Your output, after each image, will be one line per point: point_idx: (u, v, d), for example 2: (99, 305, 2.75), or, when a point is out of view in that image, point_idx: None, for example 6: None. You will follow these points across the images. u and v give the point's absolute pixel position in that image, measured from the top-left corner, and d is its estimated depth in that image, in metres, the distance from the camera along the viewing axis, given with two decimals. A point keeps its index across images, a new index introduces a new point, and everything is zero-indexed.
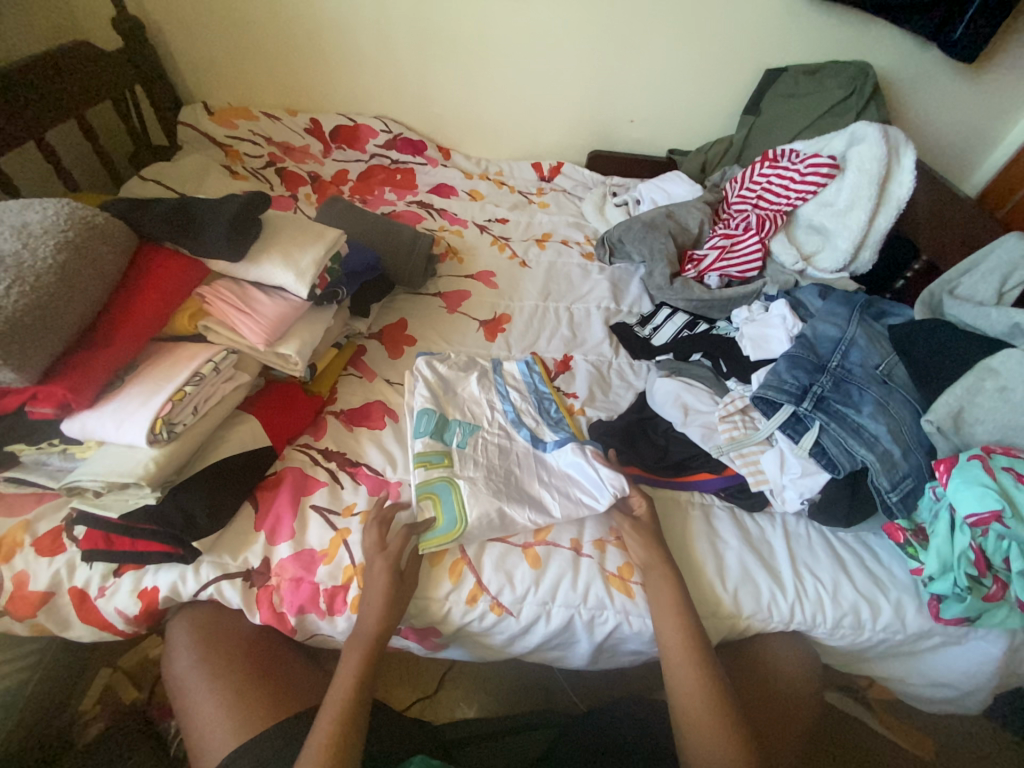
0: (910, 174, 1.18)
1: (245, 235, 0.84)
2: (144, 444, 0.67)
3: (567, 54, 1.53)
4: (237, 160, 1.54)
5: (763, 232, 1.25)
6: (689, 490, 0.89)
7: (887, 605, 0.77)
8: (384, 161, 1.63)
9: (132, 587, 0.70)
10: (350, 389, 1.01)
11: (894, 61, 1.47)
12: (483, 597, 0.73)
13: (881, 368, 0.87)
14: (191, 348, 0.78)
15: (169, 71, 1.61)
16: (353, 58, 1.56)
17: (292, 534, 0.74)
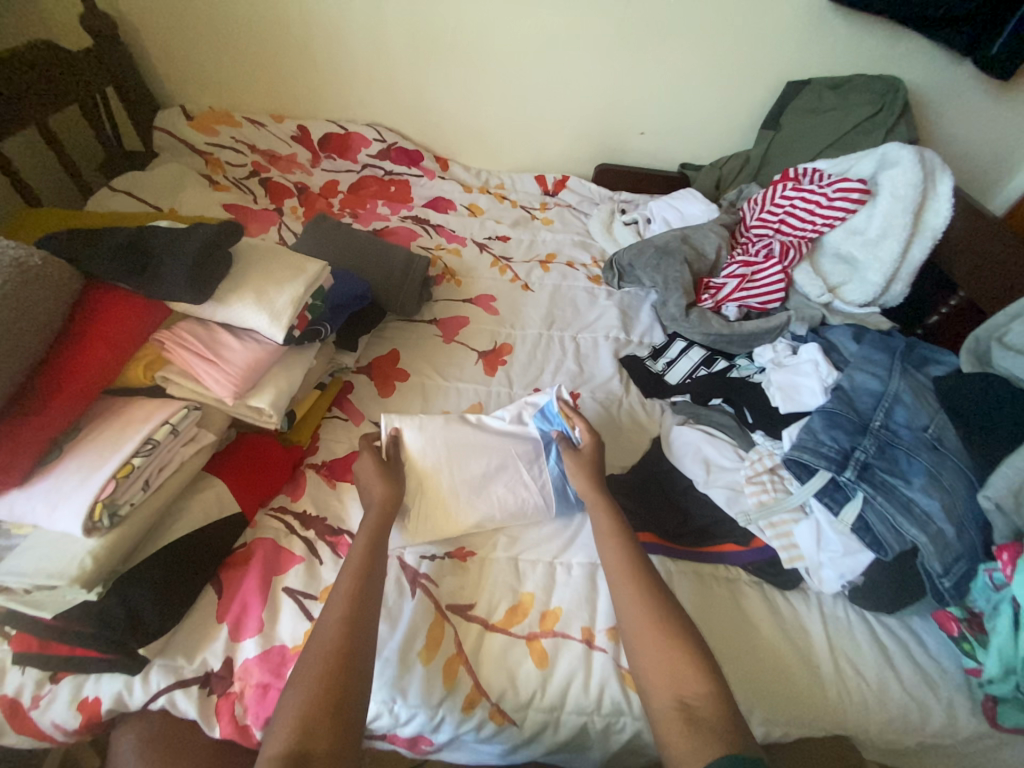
0: (947, 203, 1.08)
1: (211, 274, 0.74)
2: (80, 534, 0.57)
3: (574, 61, 1.43)
4: (218, 169, 1.43)
5: (786, 261, 1.15)
6: (713, 563, 0.79)
7: (938, 708, 0.69)
8: (377, 172, 1.52)
9: (71, 697, 0.59)
10: (334, 435, 0.90)
11: (923, 76, 1.37)
12: (481, 702, 0.64)
13: (930, 430, 0.78)
14: (145, 406, 0.67)
15: (145, 71, 1.49)
16: (344, 62, 1.45)
17: (260, 627, 0.64)
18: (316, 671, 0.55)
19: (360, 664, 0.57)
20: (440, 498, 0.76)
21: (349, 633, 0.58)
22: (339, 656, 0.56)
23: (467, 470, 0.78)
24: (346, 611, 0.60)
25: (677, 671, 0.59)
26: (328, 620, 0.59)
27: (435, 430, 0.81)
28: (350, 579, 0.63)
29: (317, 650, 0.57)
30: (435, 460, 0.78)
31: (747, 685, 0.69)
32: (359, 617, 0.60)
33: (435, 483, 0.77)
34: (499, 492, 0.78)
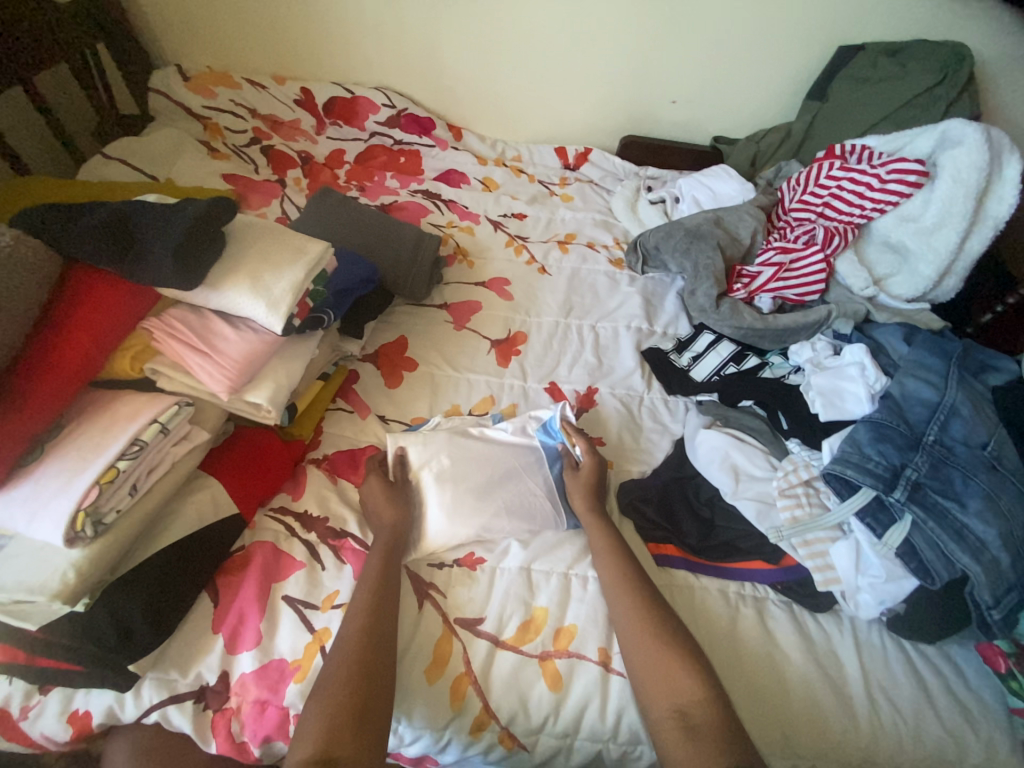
0: (1015, 188, 0.97)
1: (202, 256, 0.67)
2: (61, 544, 0.53)
3: (601, 20, 1.29)
4: (217, 135, 1.34)
5: (830, 248, 1.05)
6: (737, 580, 0.74)
7: (977, 748, 0.63)
8: (386, 141, 1.42)
9: (60, 709, 0.57)
10: (338, 429, 0.85)
11: (994, 40, 1.22)
12: (490, 726, 0.61)
13: (989, 448, 0.70)
14: (133, 401, 0.62)
15: (138, 25, 1.39)
16: (349, 17, 1.33)
17: (257, 639, 0.61)
18: (348, 657, 0.56)
19: (388, 651, 0.57)
20: (451, 507, 0.71)
21: (380, 618, 0.59)
22: (371, 639, 0.57)
23: (475, 478, 0.73)
24: (374, 596, 0.61)
25: (696, 707, 0.55)
26: (357, 606, 0.60)
27: (442, 440, 0.76)
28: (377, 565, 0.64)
29: (350, 632, 0.58)
30: (441, 472, 0.73)
31: (760, 724, 0.64)
32: (387, 603, 0.61)
33: (443, 495, 0.71)
34: (510, 502, 0.72)
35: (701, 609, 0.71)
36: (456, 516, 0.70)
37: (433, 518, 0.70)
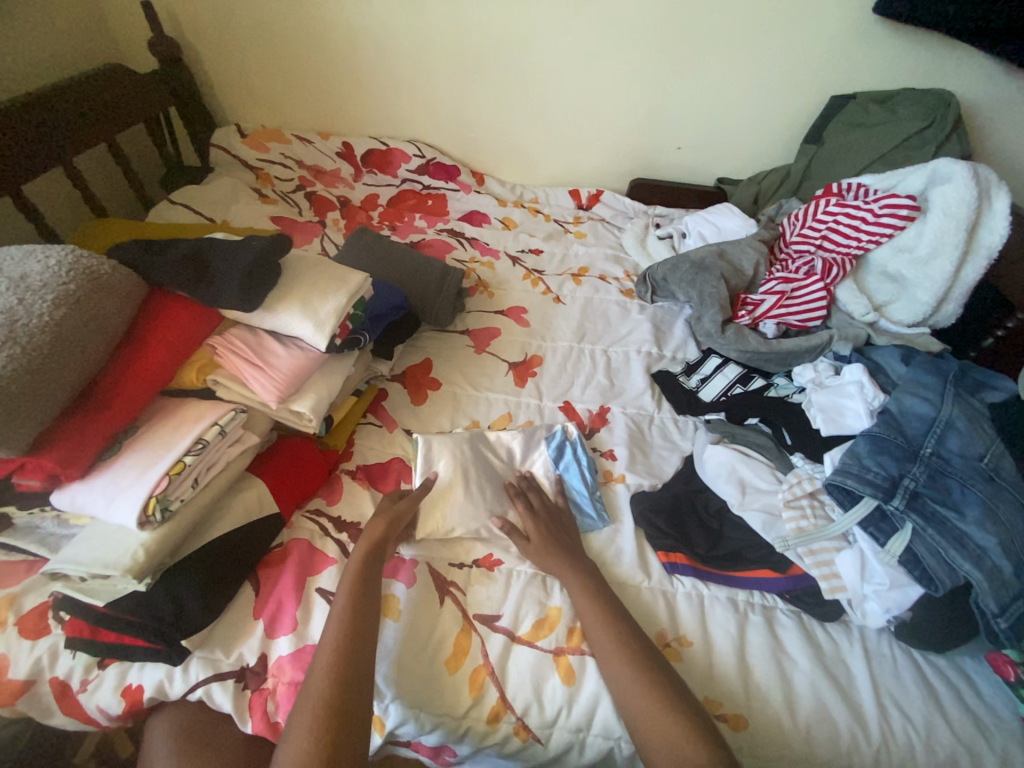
0: (1004, 220, 1.02)
1: (262, 283, 0.78)
2: (134, 527, 0.61)
3: (610, 78, 1.44)
4: (267, 184, 1.51)
5: (829, 278, 1.12)
6: (745, 588, 0.77)
7: (991, 757, 0.64)
8: (415, 187, 1.57)
9: (116, 682, 0.63)
10: (368, 441, 0.93)
11: (977, 90, 1.32)
12: (506, 717, 0.64)
13: (986, 460, 0.74)
14: (197, 406, 0.72)
15: (205, 93, 1.60)
16: (387, 82, 1.51)
17: (294, 625, 0.66)
18: (317, 702, 0.55)
19: (359, 695, 0.57)
20: (462, 499, 0.78)
21: (348, 664, 0.58)
22: (339, 687, 0.56)
23: (487, 478, 0.82)
24: (344, 639, 0.60)
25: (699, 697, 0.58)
26: (322, 651, 0.59)
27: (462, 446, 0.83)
28: (343, 607, 0.63)
29: (314, 681, 0.57)
30: (461, 472, 0.80)
31: (765, 731, 0.65)
32: (351, 648, 0.59)
33: (460, 489, 0.78)
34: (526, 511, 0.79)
35: (707, 621, 0.73)
36: (468, 508, 0.77)
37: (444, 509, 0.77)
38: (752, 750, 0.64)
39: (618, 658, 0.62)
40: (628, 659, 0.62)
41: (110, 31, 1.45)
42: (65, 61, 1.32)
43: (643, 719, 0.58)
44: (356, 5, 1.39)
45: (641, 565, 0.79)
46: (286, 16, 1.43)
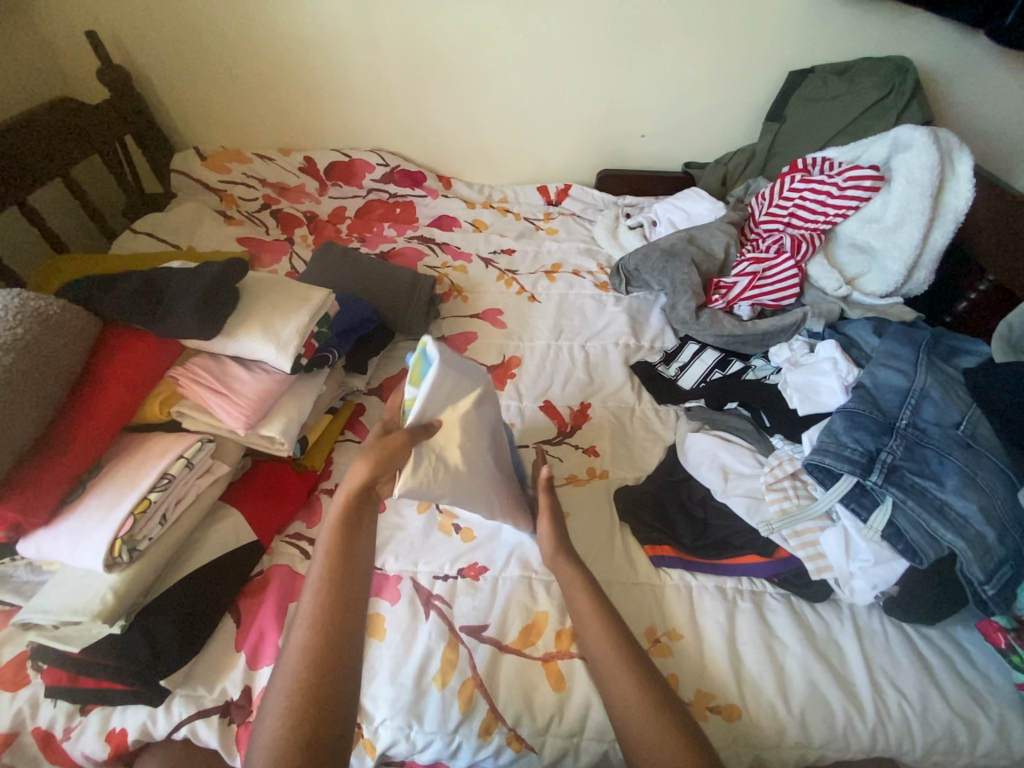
0: (969, 182, 1.01)
1: (219, 309, 0.76)
2: (101, 570, 0.60)
3: (566, 71, 1.43)
4: (232, 205, 1.49)
5: (799, 255, 1.11)
6: (734, 576, 0.76)
7: (988, 726, 0.63)
8: (382, 195, 1.55)
9: (99, 727, 0.62)
10: (347, 458, 0.91)
11: (934, 54, 1.31)
12: (498, 728, 0.63)
13: (962, 427, 0.73)
14: (162, 440, 0.70)
15: (161, 118, 1.58)
16: (344, 92, 1.50)
17: (277, 654, 0.66)
18: (283, 701, 0.50)
19: (332, 694, 0.52)
20: (445, 468, 0.68)
21: (323, 662, 0.53)
22: (310, 690, 0.51)
23: (476, 448, 0.72)
24: (320, 633, 0.55)
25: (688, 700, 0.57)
26: (292, 646, 0.54)
27: (466, 386, 0.74)
28: (317, 592, 0.57)
29: (282, 682, 0.52)
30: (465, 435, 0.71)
31: (761, 719, 0.64)
32: (317, 639, 0.54)
33: (443, 454, 0.69)
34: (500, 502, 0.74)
35: (697, 613, 0.72)
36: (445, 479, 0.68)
37: (421, 477, 0.66)
38: (748, 741, 0.64)
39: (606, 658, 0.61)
40: (616, 658, 0.62)
41: (58, 63, 1.43)
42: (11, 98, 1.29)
43: (635, 721, 0.58)
44: (303, 17, 1.37)
45: (628, 561, 0.78)
46: (234, 34, 1.40)
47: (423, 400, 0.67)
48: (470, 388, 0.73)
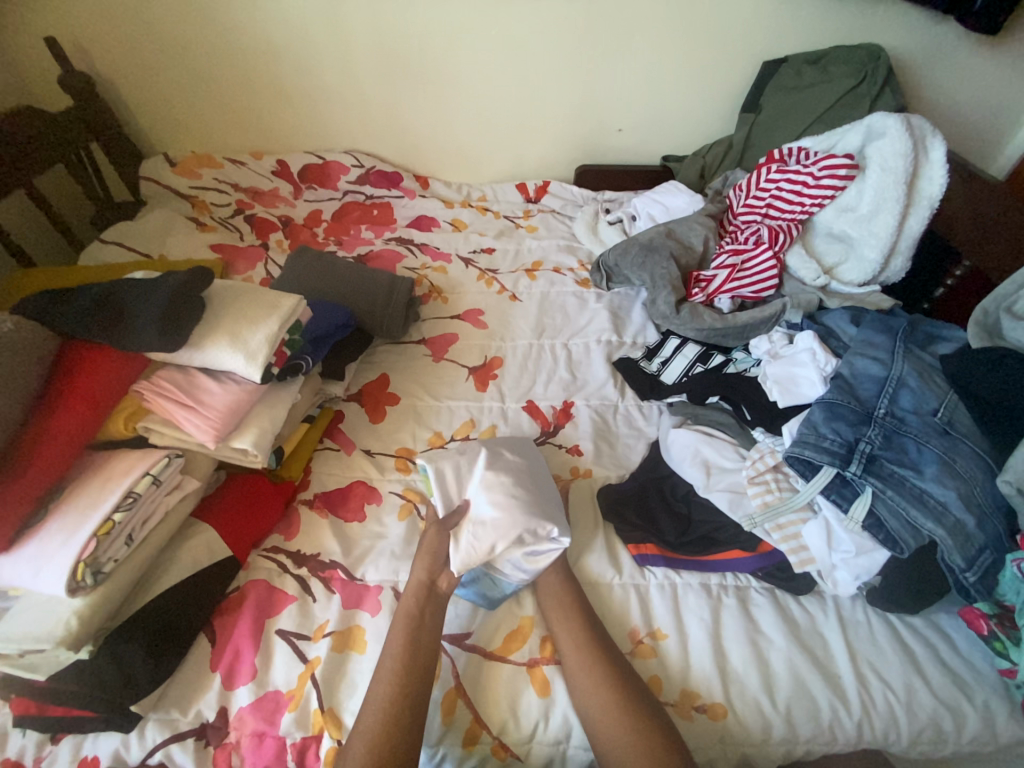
0: (941, 168, 1.02)
1: (183, 320, 0.74)
2: (64, 596, 0.58)
3: (541, 67, 1.42)
4: (204, 211, 1.46)
5: (777, 245, 1.11)
6: (719, 571, 0.76)
7: (972, 712, 0.64)
8: (358, 197, 1.53)
9: (70, 757, 0.60)
10: (325, 467, 0.90)
11: (905, 41, 1.31)
12: (483, 738, 0.62)
13: (940, 413, 0.73)
14: (128, 457, 0.68)
15: (128, 124, 1.54)
16: (316, 94, 1.47)
17: (253, 672, 0.64)
18: (371, 730, 0.56)
19: (411, 732, 0.57)
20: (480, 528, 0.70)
21: (399, 726, 0.57)
22: (386, 752, 0.55)
23: (510, 489, 0.73)
24: (395, 696, 0.59)
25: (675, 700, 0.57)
26: (370, 706, 0.58)
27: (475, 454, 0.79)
28: (394, 655, 0.62)
29: (360, 743, 0.56)
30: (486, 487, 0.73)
31: (747, 716, 0.64)
32: (394, 702, 0.58)
33: (476, 517, 0.72)
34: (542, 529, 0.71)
35: (681, 610, 0.72)
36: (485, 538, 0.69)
37: (464, 548, 0.69)
38: (735, 738, 0.63)
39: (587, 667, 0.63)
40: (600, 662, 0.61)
41: (16, 70, 1.38)
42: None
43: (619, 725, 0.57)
44: (270, 18, 1.34)
45: (611, 562, 0.77)
46: (199, 36, 1.37)
47: (439, 488, 0.75)
48: (476, 452, 0.79)
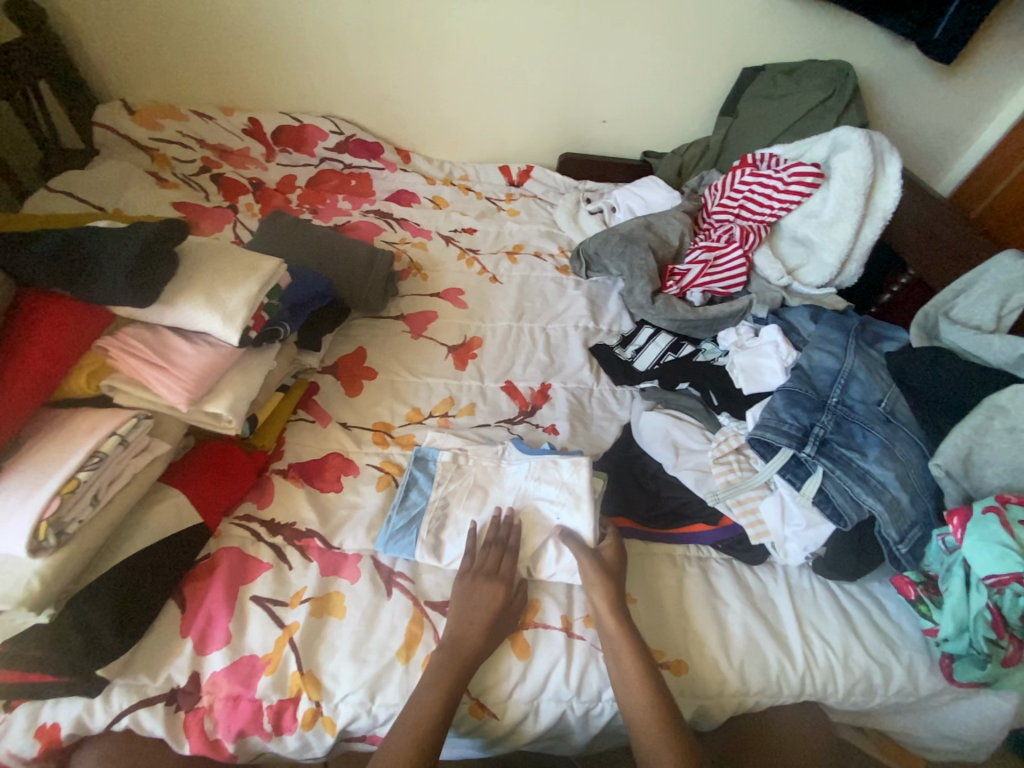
0: (896, 184, 1.11)
1: (156, 274, 0.70)
2: (24, 556, 0.55)
3: (532, 49, 1.41)
4: (165, 166, 1.36)
5: (747, 244, 1.17)
6: (684, 543, 0.81)
7: (898, 667, 0.72)
8: (336, 166, 1.48)
9: (26, 725, 0.58)
10: (300, 438, 0.88)
11: (871, 60, 1.41)
12: (462, 698, 0.65)
13: (883, 404, 0.82)
14: (92, 416, 0.65)
15: (80, 63, 1.41)
16: (295, 52, 1.40)
17: (227, 638, 0.63)
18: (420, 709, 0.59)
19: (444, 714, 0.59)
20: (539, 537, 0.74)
21: (431, 728, 0.57)
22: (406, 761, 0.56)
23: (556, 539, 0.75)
24: (438, 702, 0.59)
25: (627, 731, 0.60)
26: (417, 698, 0.60)
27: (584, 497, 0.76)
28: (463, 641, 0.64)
29: (401, 737, 0.57)
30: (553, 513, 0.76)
31: (704, 675, 0.69)
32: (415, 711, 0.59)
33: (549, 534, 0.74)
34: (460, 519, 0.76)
35: (649, 578, 0.76)
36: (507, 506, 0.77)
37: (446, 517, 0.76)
38: (694, 693, 0.69)
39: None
40: None
41: None
42: None
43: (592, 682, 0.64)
44: None
45: None
46: None
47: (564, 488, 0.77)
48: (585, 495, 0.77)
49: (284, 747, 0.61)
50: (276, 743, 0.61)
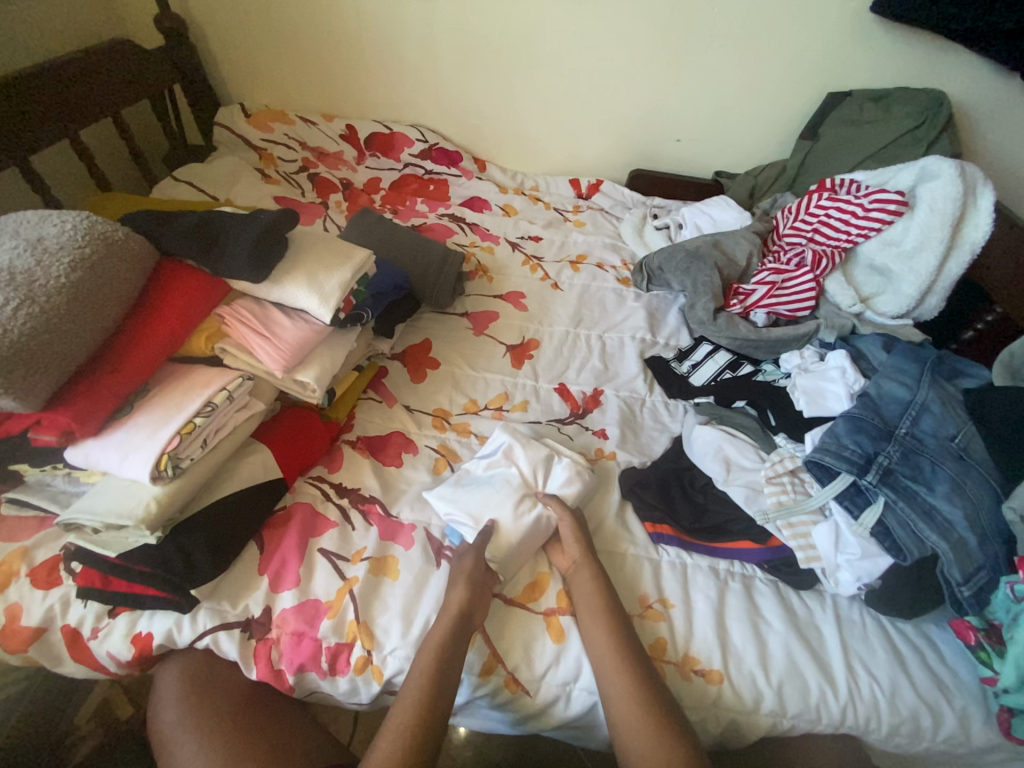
0: (988, 217, 1.06)
1: (269, 254, 0.80)
2: (147, 481, 0.65)
3: (612, 69, 1.46)
4: (270, 163, 1.52)
5: (819, 269, 1.14)
6: (727, 559, 0.81)
7: (951, 716, 0.68)
8: (418, 171, 1.59)
9: (126, 631, 0.68)
10: (369, 414, 0.96)
11: (971, 90, 1.35)
12: (498, 672, 0.68)
13: (957, 440, 0.78)
14: (206, 371, 0.75)
15: (209, 70, 1.60)
16: (393, 66, 1.53)
17: (297, 580, 0.70)
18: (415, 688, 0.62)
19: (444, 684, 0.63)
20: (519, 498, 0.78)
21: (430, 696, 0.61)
22: (425, 715, 0.60)
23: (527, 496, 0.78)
24: (429, 670, 0.63)
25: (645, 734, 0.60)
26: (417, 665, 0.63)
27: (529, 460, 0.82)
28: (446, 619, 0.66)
29: (410, 692, 0.62)
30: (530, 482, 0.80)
31: (737, 691, 0.69)
32: (448, 669, 0.64)
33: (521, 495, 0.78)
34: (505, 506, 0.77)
35: (689, 587, 0.77)
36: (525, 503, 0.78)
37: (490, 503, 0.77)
38: (724, 706, 0.69)
39: (598, 630, 0.67)
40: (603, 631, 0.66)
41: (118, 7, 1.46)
42: (77, 33, 1.32)
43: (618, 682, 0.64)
44: None
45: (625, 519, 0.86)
46: None
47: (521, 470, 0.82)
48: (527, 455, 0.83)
49: (336, 688, 0.67)
50: (330, 683, 0.67)
